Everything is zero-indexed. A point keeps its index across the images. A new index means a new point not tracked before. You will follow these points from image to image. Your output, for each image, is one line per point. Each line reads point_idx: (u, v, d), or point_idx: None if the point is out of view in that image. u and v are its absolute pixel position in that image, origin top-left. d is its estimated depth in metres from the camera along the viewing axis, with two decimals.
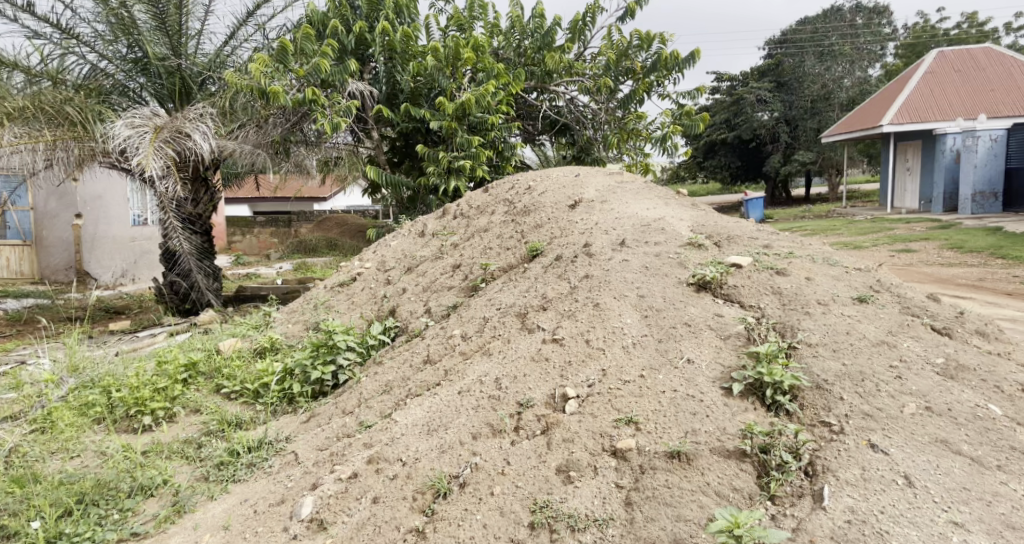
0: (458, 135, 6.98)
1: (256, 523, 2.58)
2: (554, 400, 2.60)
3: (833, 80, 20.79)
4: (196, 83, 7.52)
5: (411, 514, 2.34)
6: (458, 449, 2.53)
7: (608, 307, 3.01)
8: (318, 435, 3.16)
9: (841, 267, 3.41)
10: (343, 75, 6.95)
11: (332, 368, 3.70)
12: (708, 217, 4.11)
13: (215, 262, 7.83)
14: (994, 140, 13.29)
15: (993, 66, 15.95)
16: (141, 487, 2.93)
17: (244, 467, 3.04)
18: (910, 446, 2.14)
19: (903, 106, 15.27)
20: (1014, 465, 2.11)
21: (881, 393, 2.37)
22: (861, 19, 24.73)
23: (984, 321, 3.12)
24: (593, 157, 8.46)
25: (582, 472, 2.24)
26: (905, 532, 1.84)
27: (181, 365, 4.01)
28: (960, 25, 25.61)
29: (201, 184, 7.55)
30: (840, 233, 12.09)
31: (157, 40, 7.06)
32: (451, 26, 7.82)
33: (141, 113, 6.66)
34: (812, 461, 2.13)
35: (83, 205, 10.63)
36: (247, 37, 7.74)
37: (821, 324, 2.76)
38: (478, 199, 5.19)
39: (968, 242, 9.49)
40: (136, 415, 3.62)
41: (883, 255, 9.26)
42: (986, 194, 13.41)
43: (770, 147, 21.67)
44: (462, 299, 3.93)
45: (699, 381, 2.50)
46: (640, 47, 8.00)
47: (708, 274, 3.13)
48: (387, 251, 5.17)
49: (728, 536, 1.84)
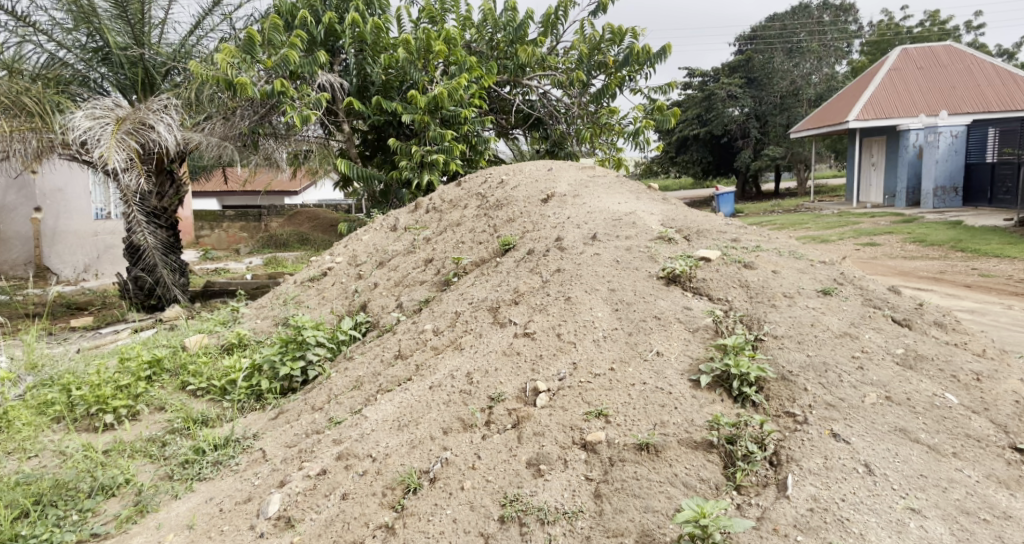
0: (431, 129, 6.96)
1: (222, 522, 2.54)
2: (525, 394, 2.60)
3: (801, 77, 21.31)
4: (160, 74, 7.39)
5: (380, 510, 2.32)
6: (430, 444, 2.53)
7: (579, 300, 3.03)
8: (286, 432, 3.11)
9: (806, 260, 3.47)
10: (312, 66, 6.84)
11: (301, 364, 3.65)
12: (678, 210, 4.16)
13: (181, 257, 7.70)
14: (955, 136, 14.01)
15: (955, 63, 16.21)
16: (101, 487, 2.87)
17: (209, 465, 2.99)
18: (871, 435, 2.19)
19: (870, 101, 15.55)
20: (969, 452, 2.18)
21: (844, 383, 2.42)
22: (828, 17, 25.33)
23: (942, 312, 3.19)
24: (566, 151, 8.57)
25: (553, 465, 2.24)
26: (865, 519, 1.87)
27: (144, 362, 3.93)
28: (923, 23, 26.25)
29: (168, 178, 7.40)
30: (806, 227, 12.31)
31: (119, 29, 6.95)
32: (422, 19, 7.76)
33: (102, 104, 6.49)
34: (777, 451, 2.17)
35: (43, 197, 10.47)
36: (212, 26, 7.61)
37: (786, 316, 2.81)
38: (450, 193, 5.17)
39: (930, 235, 9.78)
40: (98, 413, 3.54)
41: (849, 249, 9.45)
42: (947, 189, 13.99)
43: (741, 143, 21.90)
44: (434, 293, 3.91)
45: (668, 373, 2.53)
46: (612, 41, 8.02)
47: (677, 267, 3.15)
48: (358, 246, 5.11)
49: (695, 526, 1.82)
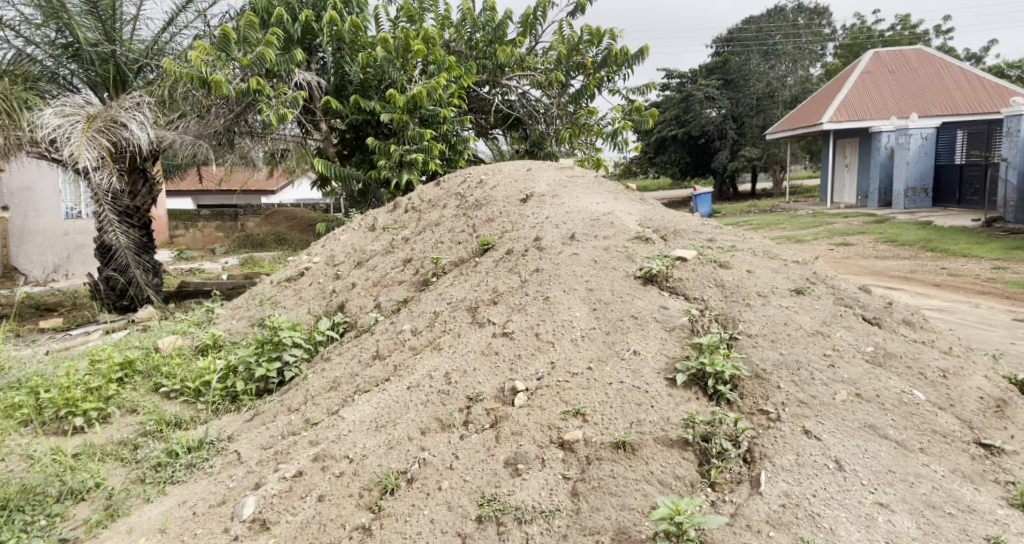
0: (410, 128, 6.94)
1: (195, 525, 2.51)
2: (503, 393, 2.61)
3: (777, 78, 21.58)
4: (132, 71, 7.28)
5: (357, 512, 2.31)
6: (407, 445, 2.52)
7: (557, 300, 3.04)
8: (262, 434, 3.09)
9: (780, 260, 3.51)
10: (288, 64, 6.77)
11: (278, 365, 3.61)
12: (656, 211, 4.20)
13: (154, 256, 7.58)
14: (925, 139, 14.20)
15: (926, 66, 16.54)
16: (70, 491, 2.82)
17: (182, 468, 2.95)
18: (841, 432, 2.24)
19: (844, 103, 15.82)
20: (935, 447, 2.23)
21: (816, 381, 2.46)
22: (803, 19, 25.68)
23: (911, 311, 3.25)
24: (546, 151, 8.61)
25: (530, 464, 2.25)
26: (835, 514, 1.91)
27: (116, 364, 3.86)
28: (894, 27, 26.75)
29: (140, 177, 7.29)
30: (782, 227, 12.48)
31: (89, 25, 6.84)
32: (401, 17, 7.72)
33: (71, 101, 6.38)
34: (751, 448, 2.20)
35: (10, 196, 10.20)
36: (186, 23, 7.51)
37: (761, 315, 2.84)
38: (429, 193, 5.16)
39: (901, 235, 9.97)
40: (67, 416, 3.47)
41: (823, 249, 9.60)
42: (917, 190, 14.24)
43: (718, 143, 22.14)
44: (413, 293, 3.90)
45: (645, 372, 2.55)
46: (590, 43, 8.05)
47: (654, 267, 3.18)
48: (336, 246, 5.08)
49: (670, 523, 1.84)
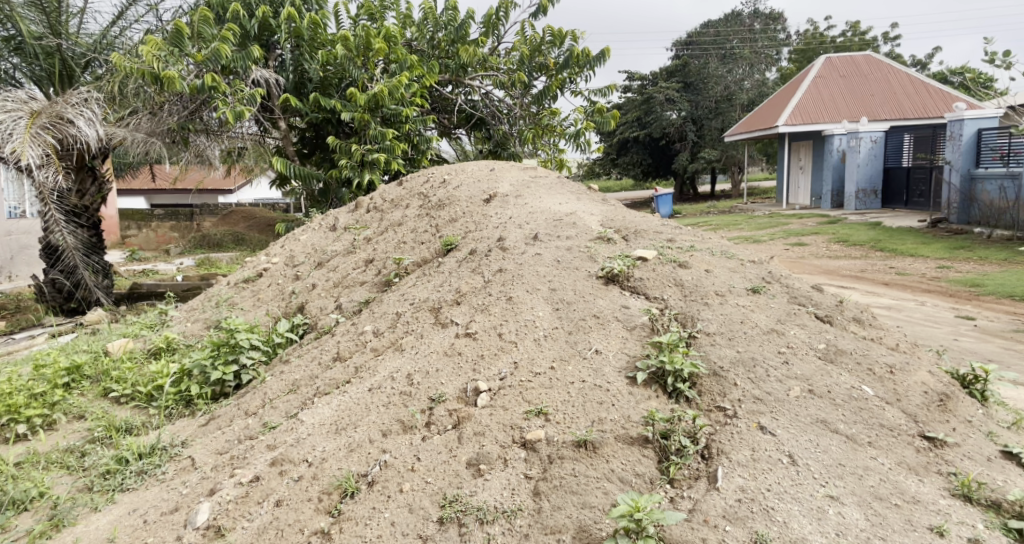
0: (371, 127, 6.84)
1: (146, 534, 2.44)
2: (466, 394, 2.60)
3: (735, 82, 22.04)
4: (80, 65, 7.05)
5: (316, 516, 2.28)
6: (368, 448, 2.50)
7: (520, 300, 3.05)
8: (217, 438, 3.02)
9: (737, 260, 3.58)
10: (245, 61, 6.64)
11: (234, 368, 3.52)
12: (618, 211, 4.24)
13: (105, 257, 7.34)
14: (875, 142, 14.63)
15: (876, 72, 17.12)
16: (12, 501, 2.71)
17: (133, 475, 2.86)
18: (795, 427, 2.29)
19: (800, 107, 16.25)
20: (883, 441, 2.31)
21: (771, 378, 2.52)
22: (759, 25, 26.29)
23: (861, 309, 3.35)
24: (509, 152, 8.59)
25: (492, 464, 2.25)
26: (788, 508, 1.96)
27: (62, 369, 3.73)
28: (844, 34, 27.62)
29: (88, 175, 7.05)
30: (741, 228, 12.75)
31: (33, 17, 6.60)
32: (362, 15, 7.62)
33: (14, 96, 6.16)
34: (709, 444, 2.24)
35: None
36: (137, 17, 7.29)
37: (718, 314, 2.90)
38: (391, 192, 5.12)
39: (853, 236, 10.28)
40: (8, 423, 3.33)
41: (779, 249, 9.83)
42: (867, 192, 14.71)
43: (679, 145, 22.51)
44: (374, 294, 3.85)
45: (606, 370, 2.58)
46: (552, 44, 8.08)
47: (616, 267, 3.21)
48: (296, 246, 4.99)
49: (630, 520, 1.86)
